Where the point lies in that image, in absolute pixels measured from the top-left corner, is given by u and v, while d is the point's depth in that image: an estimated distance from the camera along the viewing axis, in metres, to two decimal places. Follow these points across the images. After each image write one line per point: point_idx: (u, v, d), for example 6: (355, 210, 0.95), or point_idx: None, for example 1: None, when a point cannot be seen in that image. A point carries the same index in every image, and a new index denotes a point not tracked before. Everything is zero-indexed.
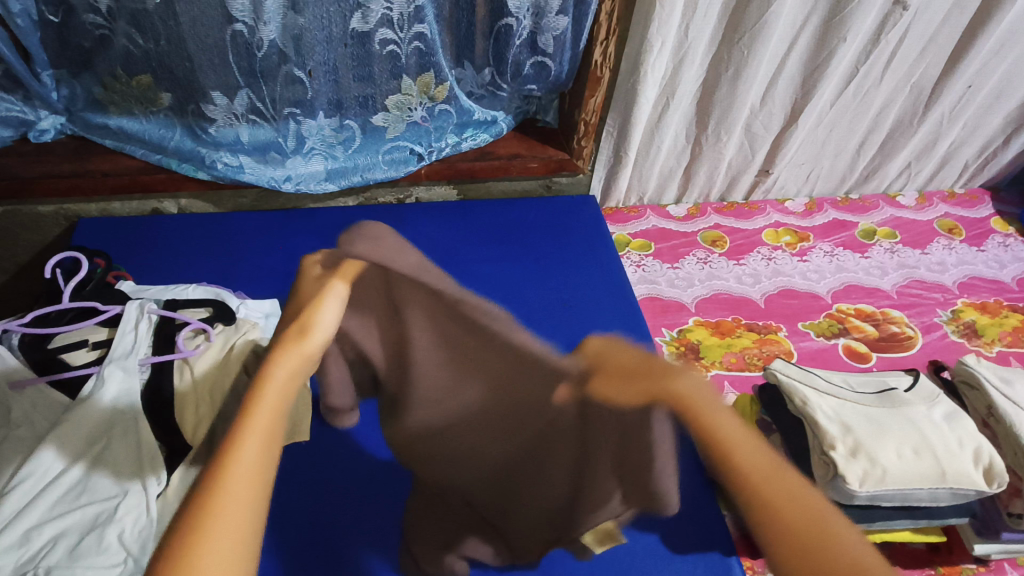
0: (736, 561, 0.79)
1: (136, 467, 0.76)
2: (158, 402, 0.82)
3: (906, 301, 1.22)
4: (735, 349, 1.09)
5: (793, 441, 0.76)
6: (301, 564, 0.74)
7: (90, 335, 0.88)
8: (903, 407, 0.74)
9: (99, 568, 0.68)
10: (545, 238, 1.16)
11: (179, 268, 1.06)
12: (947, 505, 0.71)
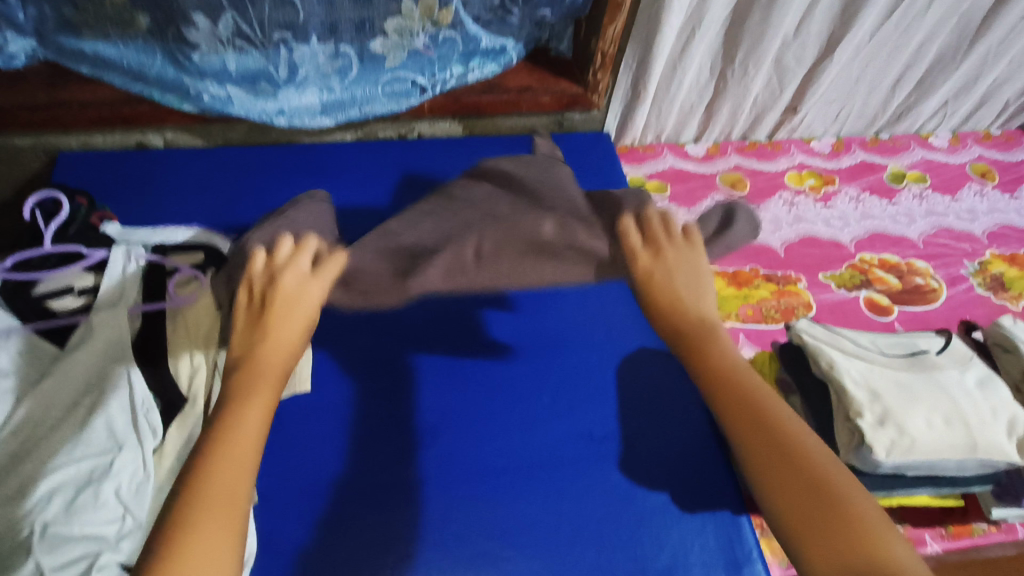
0: (747, 520, 0.78)
1: (130, 421, 0.73)
2: (152, 352, 0.79)
3: (932, 251, 1.16)
4: (751, 300, 1.04)
5: (819, 405, 0.73)
6: (299, 519, 0.72)
7: (75, 281, 0.84)
8: (934, 373, 0.70)
9: (96, 525, 0.66)
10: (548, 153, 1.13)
11: (168, 208, 1.00)
12: (973, 475, 0.68)
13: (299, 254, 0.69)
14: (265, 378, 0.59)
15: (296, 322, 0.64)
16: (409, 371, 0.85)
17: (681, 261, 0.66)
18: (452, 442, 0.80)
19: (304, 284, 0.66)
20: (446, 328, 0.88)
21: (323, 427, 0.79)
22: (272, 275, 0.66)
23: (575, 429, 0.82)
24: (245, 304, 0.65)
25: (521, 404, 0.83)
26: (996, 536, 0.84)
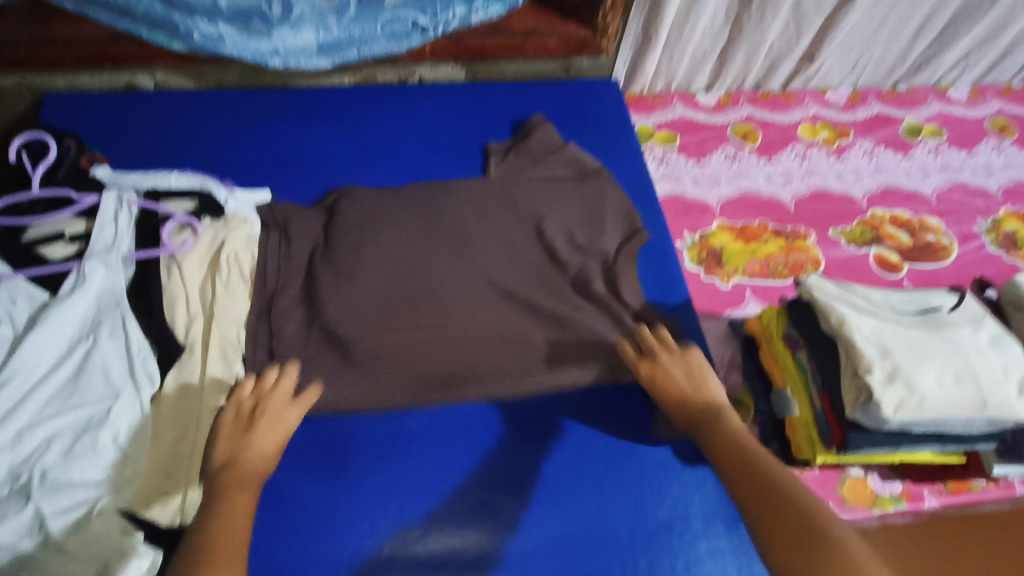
0: None
1: (127, 368, 0.72)
2: (147, 300, 0.77)
3: (945, 208, 1.13)
4: (759, 255, 1.02)
5: (827, 361, 0.71)
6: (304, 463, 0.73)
7: (67, 227, 0.81)
8: (947, 331, 0.68)
9: (94, 471, 0.66)
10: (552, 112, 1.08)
11: (160, 151, 0.96)
12: (979, 432, 0.68)
13: (279, 383, 0.74)
14: (246, 483, 0.65)
15: (276, 435, 0.70)
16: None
17: (677, 364, 0.75)
18: (454, 396, 0.79)
19: (286, 408, 0.72)
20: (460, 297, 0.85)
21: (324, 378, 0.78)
22: (256, 400, 0.72)
23: (577, 384, 0.82)
24: (229, 425, 0.69)
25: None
26: (994, 492, 0.86)
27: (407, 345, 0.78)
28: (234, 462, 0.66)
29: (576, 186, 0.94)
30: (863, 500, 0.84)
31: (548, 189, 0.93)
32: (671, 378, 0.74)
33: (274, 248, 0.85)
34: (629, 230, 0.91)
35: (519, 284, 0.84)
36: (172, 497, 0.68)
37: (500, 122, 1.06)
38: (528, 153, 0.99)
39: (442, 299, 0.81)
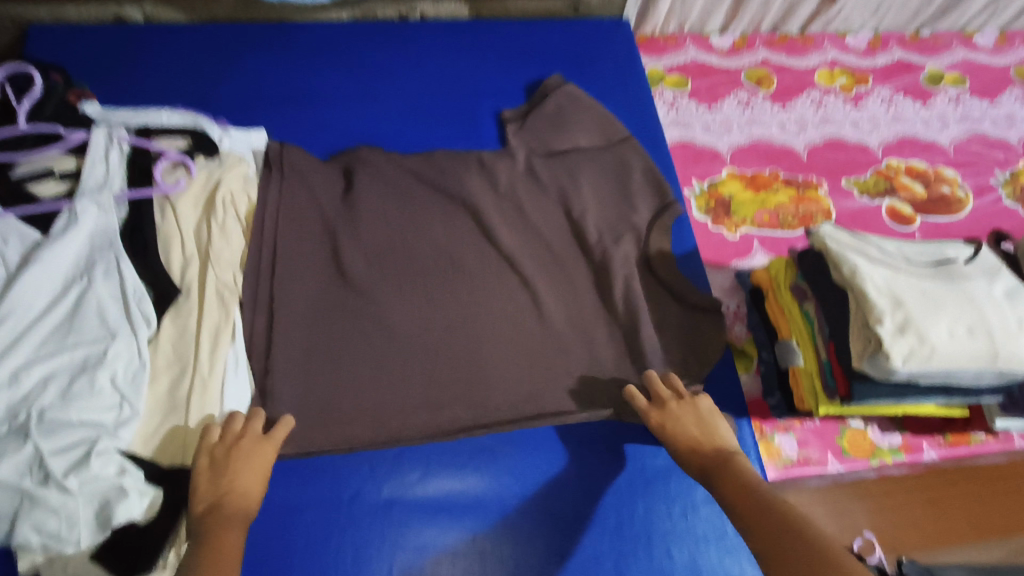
0: (747, 424, 0.80)
1: (123, 309, 0.71)
2: (141, 240, 0.75)
3: (963, 159, 1.09)
4: (769, 205, 1.00)
5: (835, 311, 0.70)
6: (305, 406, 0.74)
7: (56, 164, 0.79)
8: (963, 283, 0.66)
9: (93, 411, 0.65)
10: (568, 65, 1.03)
11: (151, 88, 0.92)
12: (987, 385, 0.67)
13: (249, 424, 0.69)
14: (236, 523, 0.62)
15: (255, 475, 0.66)
16: (412, 274, 0.81)
17: (687, 413, 0.72)
18: (455, 343, 0.78)
19: (260, 445, 0.67)
20: (462, 244, 0.84)
21: (324, 333, 0.77)
22: (228, 440, 0.66)
23: (580, 333, 0.81)
24: (204, 468, 0.65)
25: (526, 314, 0.81)
26: (992, 445, 0.87)
27: (409, 313, 0.79)
28: (217, 506, 0.62)
29: (599, 153, 0.93)
30: (862, 452, 0.84)
31: (569, 161, 0.91)
32: (682, 428, 0.71)
33: (274, 196, 0.82)
34: (660, 203, 0.90)
35: (529, 257, 0.84)
36: (173, 437, 0.68)
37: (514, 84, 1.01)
38: (546, 119, 0.95)
39: (448, 258, 0.83)
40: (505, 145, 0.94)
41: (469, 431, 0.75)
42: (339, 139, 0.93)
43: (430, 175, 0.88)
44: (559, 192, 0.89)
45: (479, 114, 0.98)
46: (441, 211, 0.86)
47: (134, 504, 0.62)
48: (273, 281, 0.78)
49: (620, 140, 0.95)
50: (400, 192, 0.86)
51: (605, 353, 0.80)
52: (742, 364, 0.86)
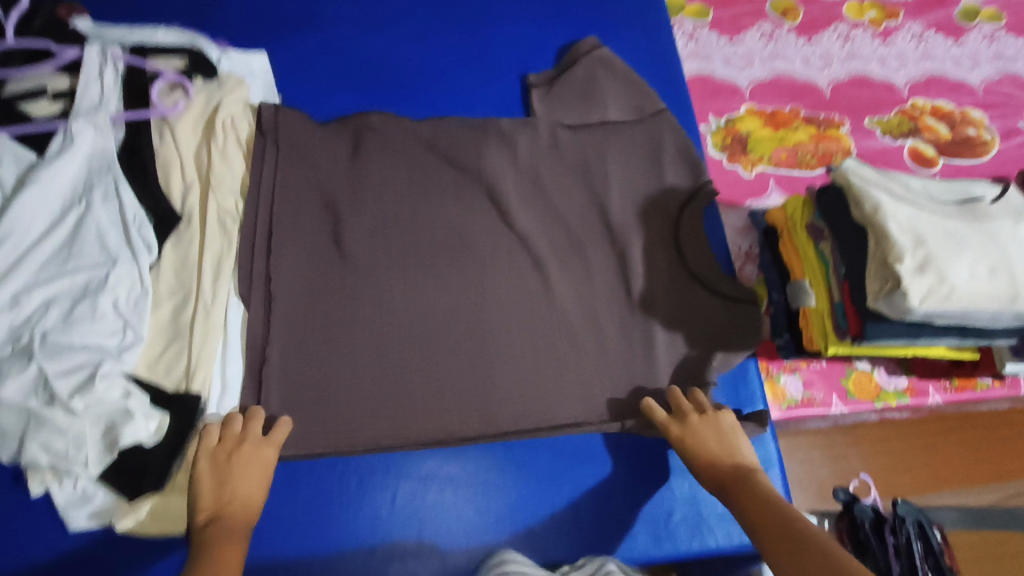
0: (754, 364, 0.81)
1: (123, 234, 0.69)
2: (140, 164, 0.73)
3: (992, 100, 1.04)
4: (787, 144, 0.96)
5: (852, 249, 0.68)
6: (305, 340, 0.72)
7: (48, 82, 0.75)
8: (988, 222, 0.64)
9: (97, 336, 0.64)
10: (597, 22, 0.97)
11: (145, 6, 0.88)
12: (1004, 327, 0.65)
13: (247, 425, 0.66)
14: (240, 532, 0.59)
15: (254, 484, 0.63)
16: (416, 209, 0.79)
17: (706, 426, 0.68)
18: (460, 280, 0.77)
19: (259, 448, 0.65)
20: (464, 182, 0.81)
21: (325, 309, 0.74)
22: (226, 447, 0.64)
23: (587, 271, 0.79)
24: (205, 475, 0.62)
25: (531, 281, 0.78)
26: (998, 391, 0.86)
27: (404, 305, 0.75)
28: (214, 516, 0.59)
29: (630, 131, 0.87)
30: (866, 394, 0.84)
31: (598, 137, 0.86)
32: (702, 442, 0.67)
33: (269, 175, 0.77)
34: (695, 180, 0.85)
35: (547, 240, 0.80)
36: (177, 364, 0.67)
37: (543, 48, 0.95)
38: (576, 86, 0.89)
39: (452, 195, 0.81)
40: (529, 112, 0.90)
41: (474, 372, 0.73)
42: (346, 103, 0.88)
43: (445, 146, 0.83)
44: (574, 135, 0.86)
45: (504, 77, 0.92)
46: (452, 183, 0.81)
47: (140, 427, 0.63)
48: (268, 260, 0.74)
49: (656, 113, 0.89)
50: (412, 164, 0.81)
51: (615, 299, 0.79)
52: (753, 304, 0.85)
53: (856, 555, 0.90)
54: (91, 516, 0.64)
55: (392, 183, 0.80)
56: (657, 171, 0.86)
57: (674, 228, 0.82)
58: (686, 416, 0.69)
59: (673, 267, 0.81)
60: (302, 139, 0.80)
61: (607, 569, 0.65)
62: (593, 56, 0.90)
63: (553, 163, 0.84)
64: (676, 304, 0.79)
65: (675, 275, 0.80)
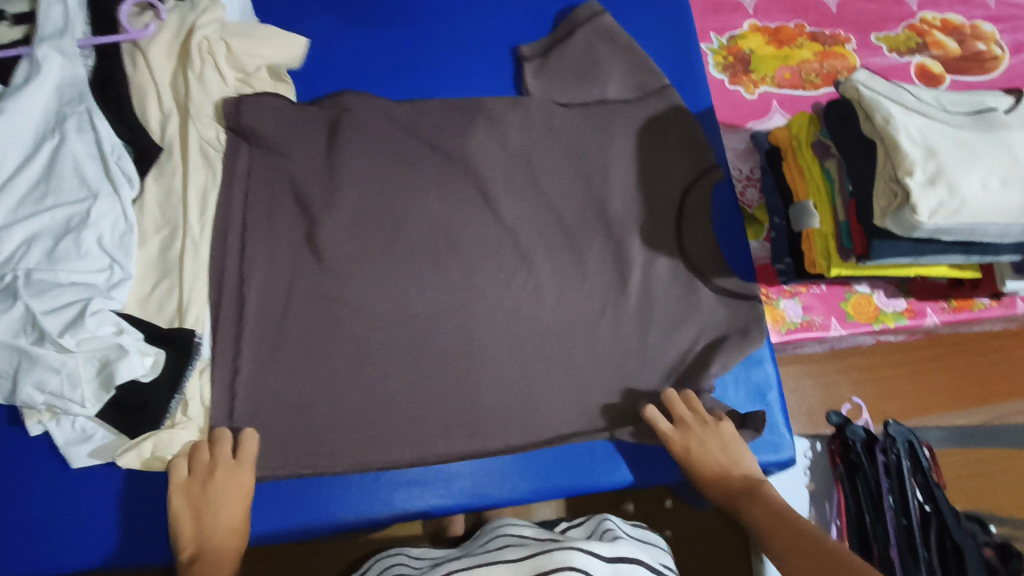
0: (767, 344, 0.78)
1: (101, 167, 0.66)
2: (113, 91, 0.69)
3: (1004, 13, 1.00)
4: (791, 62, 0.93)
5: (858, 165, 0.66)
6: (292, 282, 0.70)
7: (7, 5, 0.70)
8: (1001, 132, 0.62)
9: (85, 273, 0.62)
10: None
11: None
12: (1011, 241, 0.64)
13: (217, 449, 0.63)
14: (227, 565, 0.59)
15: (235, 512, 0.62)
16: (403, 143, 0.76)
17: (713, 438, 0.68)
18: (449, 216, 0.74)
19: (228, 474, 0.62)
20: (451, 113, 0.78)
21: (302, 309, 0.69)
22: (196, 476, 0.62)
23: (581, 202, 0.77)
24: (182, 510, 0.61)
25: (516, 271, 0.74)
26: (996, 311, 0.85)
27: (384, 307, 0.71)
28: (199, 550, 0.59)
29: (632, 109, 0.81)
30: (865, 316, 0.83)
31: (600, 103, 0.81)
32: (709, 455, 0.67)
33: (245, 121, 0.72)
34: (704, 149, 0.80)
35: (541, 173, 0.77)
36: (168, 302, 0.66)
37: (541, 10, 0.86)
38: (573, 61, 0.82)
39: (440, 127, 0.77)
40: (523, 94, 0.82)
41: (468, 310, 0.72)
42: (328, 82, 0.80)
43: (428, 134, 0.77)
44: (568, 61, 0.82)
45: (491, 49, 0.84)
46: (444, 138, 0.77)
47: (136, 362, 0.61)
48: (241, 258, 0.70)
49: (658, 90, 0.82)
50: (399, 104, 0.77)
51: (613, 231, 0.76)
52: (753, 230, 0.84)
53: (846, 474, 0.92)
54: (91, 453, 0.63)
55: (376, 117, 0.76)
56: (657, 97, 0.82)
57: (682, 200, 0.78)
58: (692, 427, 0.68)
59: (679, 234, 0.77)
60: (281, 132, 0.74)
61: (603, 526, 0.67)
62: (593, 25, 0.82)
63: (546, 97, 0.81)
64: (682, 268, 0.76)
65: (681, 247, 0.77)
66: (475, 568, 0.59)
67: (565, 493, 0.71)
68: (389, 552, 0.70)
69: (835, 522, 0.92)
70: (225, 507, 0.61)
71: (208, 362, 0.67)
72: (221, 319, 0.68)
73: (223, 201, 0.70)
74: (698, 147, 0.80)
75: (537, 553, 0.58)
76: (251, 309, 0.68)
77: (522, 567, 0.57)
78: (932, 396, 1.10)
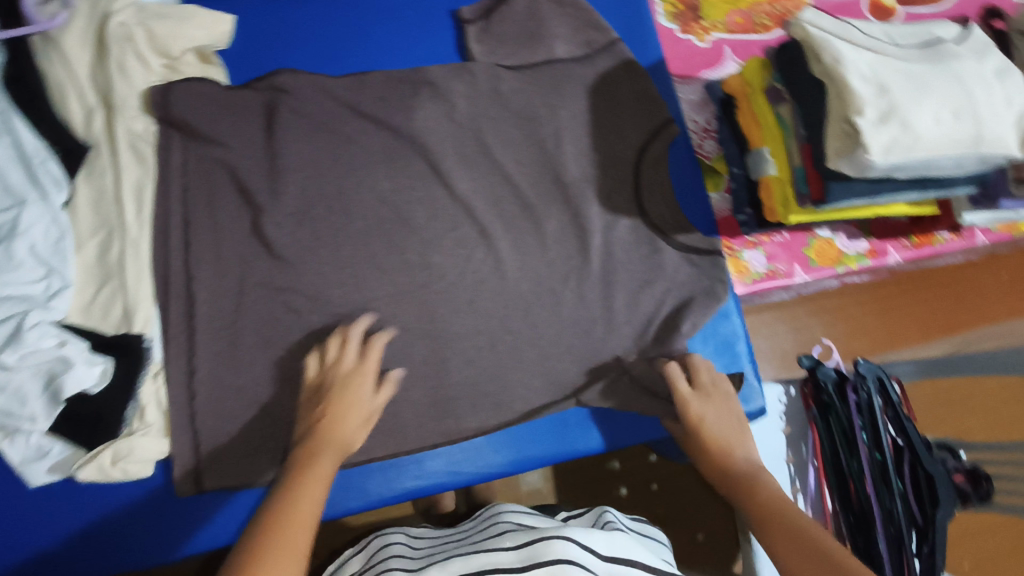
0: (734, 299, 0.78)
1: (25, 172, 0.62)
2: (27, 88, 0.64)
3: None
4: (742, 6, 0.90)
5: (810, 108, 0.65)
6: (242, 276, 0.67)
7: None
8: (951, 63, 0.60)
9: (19, 285, 0.59)
10: None
11: None
12: (965, 174, 0.64)
13: (342, 350, 0.64)
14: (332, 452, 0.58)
15: (357, 413, 0.61)
16: (346, 122, 0.73)
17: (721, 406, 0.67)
18: (399, 195, 0.72)
19: (356, 369, 0.63)
20: (391, 86, 0.74)
21: (256, 304, 0.67)
22: (328, 373, 0.63)
23: (536, 169, 0.75)
24: (305, 407, 0.62)
25: (474, 246, 0.72)
26: (956, 244, 0.85)
27: (341, 295, 0.69)
28: (317, 432, 0.59)
29: (580, 66, 0.79)
30: (827, 260, 0.83)
31: (547, 65, 0.78)
32: (717, 422, 0.66)
33: (176, 112, 0.69)
34: (655, 102, 0.78)
35: (492, 142, 0.75)
36: (113, 307, 0.63)
37: None
38: (517, 23, 0.79)
39: (383, 102, 0.74)
40: (467, 59, 0.79)
41: (427, 289, 0.70)
42: (261, 63, 0.76)
43: (372, 106, 0.73)
44: (511, 22, 0.79)
45: (430, 15, 0.80)
46: (387, 113, 0.74)
47: (84, 374, 0.59)
48: (186, 254, 0.67)
49: (607, 44, 0.80)
50: (338, 81, 0.74)
51: (570, 196, 0.74)
52: (712, 182, 0.83)
53: (819, 414, 0.92)
54: (50, 469, 0.61)
55: (313, 96, 0.73)
56: (604, 54, 0.80)
57: (637, 160, 0.77)
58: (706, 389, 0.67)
59: (637, 194, 0.76)
60: (216, 119, 0.70)
61: (604, 517, 0.68)
62: None
63: (491, 62, 0.78)
64: (643, 228, 0.75)
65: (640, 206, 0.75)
66: (473, 556, 0.58)
67: (543, 463, 0.72)
68: (380, 532, 0.69)
69: (812, 462, 0.94)
70: (344, 398, 0.61)
71: (162, 365, 0.64)
72: (170, 320, 0.65)
73: (161, 196, 0.67)
74: (651, 102, 0.78)
75: (535, 539, 0.56)
76: (201, 306, 0.66)
77: (523, 553, 0.56)
78: (900, 330, 1.12)
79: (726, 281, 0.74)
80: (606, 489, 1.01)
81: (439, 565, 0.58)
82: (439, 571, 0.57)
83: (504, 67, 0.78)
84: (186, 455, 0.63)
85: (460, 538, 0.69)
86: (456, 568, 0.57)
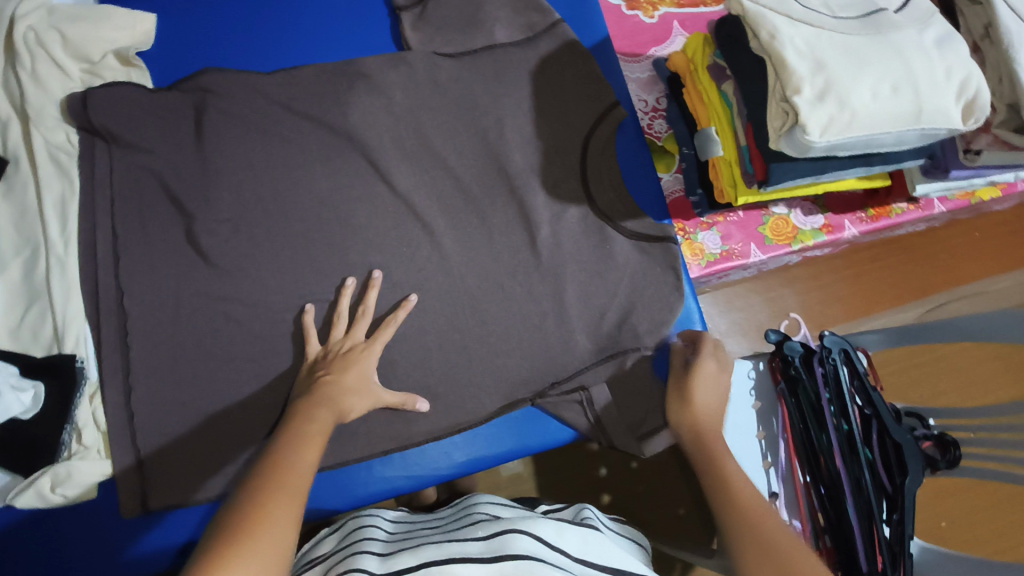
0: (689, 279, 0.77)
1: None
2: None
3: None
4: None
5: (750, 89, 0.63)
6: (179, 288, 0.65)
7: None
8: (890, 35, 0.59)
9: None
10: None
11: None
12: (910, 147, 0.62)
13: (353, 330, 0.65)
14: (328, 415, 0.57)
15: (359, 386, 0.61)
16: (278, 121, 0.70)
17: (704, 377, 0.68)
18: (338, 196, 0.69)
19: (364, 347, 0.64)
20: (324, 81, 0.72)
21: (195, 316, 0.65)
22: (336, 350, 0.64)
23: (479, 161, 0.73)
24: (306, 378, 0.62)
25: (419, 243, 0.70)
26: (913, 214, 0.84)
27: (283, 301, 0.67)
28: (318, 395, 0.59)
29: (521, 50, 0.76)
30: (783, 237, 0.82)
31: (485, 51, 0.76)
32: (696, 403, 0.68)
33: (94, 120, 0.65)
34: (599, 86, 0.76)
35: (433, 135, 0.73)
36: (43, 327, 0.62)
37: None
38: (454, 9, 0.76)
39: (317, 98, 0.71)
40: (404, 48, 0.76)
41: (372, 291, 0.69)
42: (188, 63, 0.73)
43: (306, 104, 0.71)
44: (447, 8, 0.76)
45: (364, 4, 0.77)
46: (321, 110, 0.71)
47: (12, 400, 0.58)
48: (117, 268, 0.64)
49: (549, 26, 0.77)
50: (267, 79, 0.71)
51: (515, 187, 0.72)
52: (663, 164, 0.82)
53: (787, 390, 0.86)
54: None
55: (242, 95, 0.70)
56: (546, 37, 0.77)
57: (584, 148, 0.75)
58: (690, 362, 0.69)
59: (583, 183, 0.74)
60: (139, 125, 0.67)
61: (581, 513, 0.66)
62: None
63: (428, 51, 0.75)
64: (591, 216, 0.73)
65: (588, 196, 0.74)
66: (445, 542, 0.54)
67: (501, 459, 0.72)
68: (356, 512, 0.65)
69: (781, 435, 0.86)
70: (347, 371, 0.61)
71: (98, 385, 0.63)
72: (103, 338, 0.63)
73: (86, 210, 0.65)
74: (595, 85, 0.76)
75: (503, 532, 0.53)
76: (135, 321, 0.64)
77: (491, 545, 0.52)
78: (869, 300, 1.12)
79: (679, 266, 0.73)
80: (585, 469, 1.01)
81: (411, 551, 0.54)
82: (410, 556, 0.53)
83: (442, 56, 0.75)
84: (130, 476, 0.62)
85: (434, 524, 0.67)
86: (429, 552, 0.53)
